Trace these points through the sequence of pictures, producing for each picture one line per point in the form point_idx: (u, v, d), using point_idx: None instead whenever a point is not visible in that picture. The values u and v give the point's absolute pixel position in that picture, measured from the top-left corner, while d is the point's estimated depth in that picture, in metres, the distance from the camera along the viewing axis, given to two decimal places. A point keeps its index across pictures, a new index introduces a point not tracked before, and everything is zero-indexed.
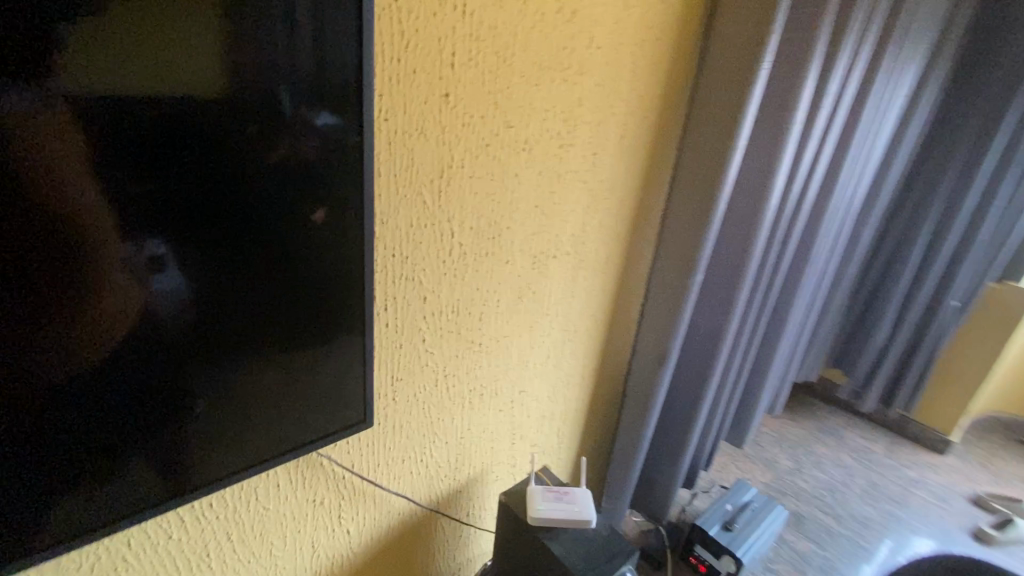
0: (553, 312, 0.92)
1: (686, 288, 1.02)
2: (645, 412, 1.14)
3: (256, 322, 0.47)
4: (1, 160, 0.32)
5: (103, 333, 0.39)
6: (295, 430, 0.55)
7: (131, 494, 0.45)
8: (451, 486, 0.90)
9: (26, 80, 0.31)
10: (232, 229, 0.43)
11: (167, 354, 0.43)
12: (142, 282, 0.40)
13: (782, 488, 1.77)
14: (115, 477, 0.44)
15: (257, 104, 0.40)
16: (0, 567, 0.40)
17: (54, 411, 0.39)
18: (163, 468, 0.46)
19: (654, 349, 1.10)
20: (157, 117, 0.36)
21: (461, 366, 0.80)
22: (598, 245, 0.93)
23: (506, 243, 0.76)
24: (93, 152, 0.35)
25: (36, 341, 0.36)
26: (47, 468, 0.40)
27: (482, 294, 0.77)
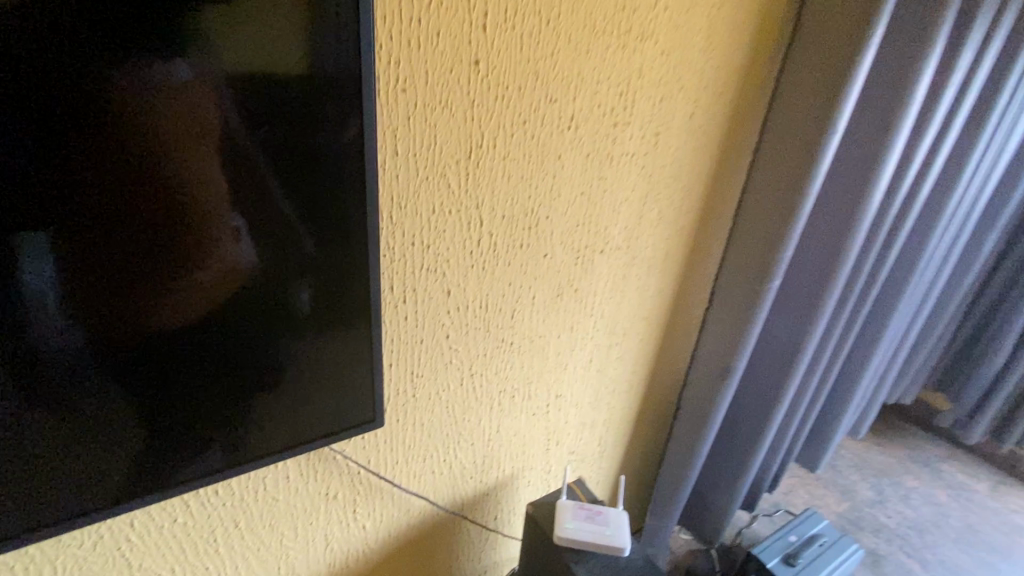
0: (598, 312, 0.83)
1: (759, 295, 0.89)
2: (702, 427, 1.03)
3: (302, 302, 0.47)
4: (91, 129, 0.33)
5: (173, 301, 0.40)
6: (332, 416, 0.54)
7: (185, 460, 0.47)
8: (476, 489, 0.85)
9: (126, 59, 0.32)
10: (282, 207, 0.42)
11: (223, 327, 0.43)
12: (207, 255, 0.40)
13: (859, 521, 1.57)
14: (174, 441, 0.45)
15: (319, 86, 0.40)
16: (68, 515, 0.42)
17: (125, 372, 0.40)
18: (214, 439, 0.47)
19: (716, 359, 0.98)
20: (228, 95, 0.37)
21: (490, 366, 0.74)
22: (655, 241, 0.82)
23: (545, 234, 0.68)
24: (169, 125, 0.35)
25: (113, 305, 0.38)
26: (119, 425, 0.42)
27: (516, 290, 0.69)
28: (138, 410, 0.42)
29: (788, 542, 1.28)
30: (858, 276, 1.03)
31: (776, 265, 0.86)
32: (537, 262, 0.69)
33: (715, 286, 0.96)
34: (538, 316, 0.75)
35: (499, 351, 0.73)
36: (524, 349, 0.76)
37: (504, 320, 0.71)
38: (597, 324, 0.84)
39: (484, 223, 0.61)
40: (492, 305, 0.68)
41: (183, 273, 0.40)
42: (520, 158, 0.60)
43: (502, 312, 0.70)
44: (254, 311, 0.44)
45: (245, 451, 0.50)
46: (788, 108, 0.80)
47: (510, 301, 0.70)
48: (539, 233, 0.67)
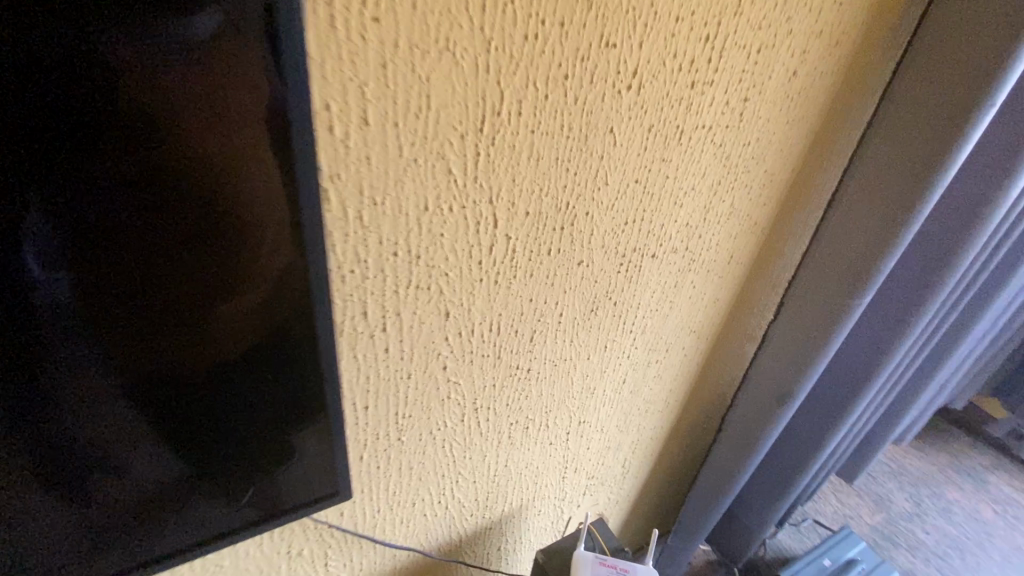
0: (639, 327, 0.65)
1: (841, 318, 0.71)
2: (747, 454, 0.89)
3: (252, 356, 0.32)
4: None
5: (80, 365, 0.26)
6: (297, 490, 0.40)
7: (107, 557, 0.34)
8: (477, 526, 0.72)
9: None
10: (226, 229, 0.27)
11: (150, 394, 0.29)
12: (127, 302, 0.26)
13: (895, 537, 1.44)
14: (86, 537, 0.32)
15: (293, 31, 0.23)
16: None
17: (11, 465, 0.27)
18: (144, 529, 0.34)
19: (774, 384, 0.82)
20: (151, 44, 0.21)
21: (500, 397, 0.58)
22: (719, 241, 0.64)
23: (582, 237, 0.50)
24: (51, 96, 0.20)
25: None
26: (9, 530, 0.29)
27: (538, 308, 0.52)
28: (40, 507, 0.29)
29: (822, 566, 1.16)
30: (959, 287, 0.84)
31: (869, 284, 0.68)
32: (569, 272, 0.52)
33: (784, 297, 0.78)
34: (564, 337, 0.58)
35: (512, 380, 0.57)
36: (543, 375, 0.60)
37: (520, 344, 0.54)
38: (636, 341, 0.67)
39: (499, 224, 0.43)
40: (505, 327, 0.51)
41: (127, 324, 0.26)
42: (556, 131, 0.41)
43: (518, 334, 0.53)
44: (221, 363, 0.31)
45: (202, 532, 0.37)
46: (919, 75, 0.59)
47: (529, 320, 0.53)
48: (574, 235, 0.49)
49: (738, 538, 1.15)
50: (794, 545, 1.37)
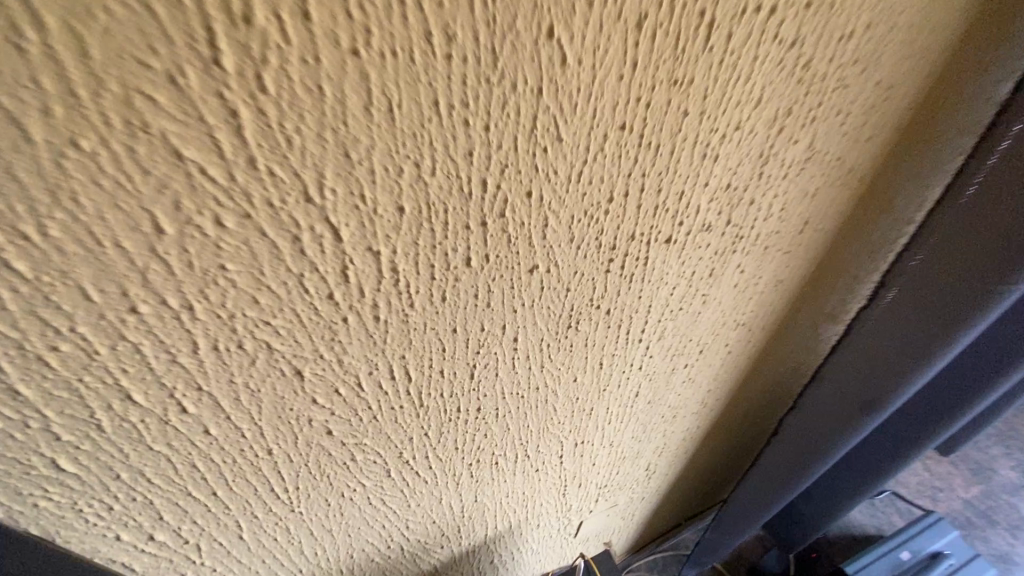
0: (655, 333, 0.45)
1: (964, 322, 0.45)
2: (811, 461, 0.70)
3: None
4: None
5: None
6: None
7: None
8: (452, 554, 0.60)
9: None
10: None
11: None
12: None
13: (994, 515, 1.20)
14: None
15: None
16: None
17: None
18: None
19: (855, 390, 0.59)
20: None
21: (441, 444, 0.41)
22: (788, 208, 0.40)
23: (526, 232, 0.29)
24: None
25: None
26: None
27: (471, 337, 0.34)
28: None
29: (898, 561, 0.96)
30: None
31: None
32: (512, 285, 0.32)
33: (888, 273, 0.53)
34: (527, 364, 0.39)
35: (453, 425, 0.40)
36: (506, 410, 0.42)
37: (452, 385, 0.36)
38: (650, 350, 0.46)
39: (345, 235, 0.24)
40: (417, 370, 0.33)
41: None
42: (415, 47, 0.20)
43: (444, 375, 0.35)
44: None
45: None
46: None
47: (458, 354, 0.34)
48: (507, 232, 0.28)
49: (799, 527, 0.99)
50: (866, 522, 1.16)
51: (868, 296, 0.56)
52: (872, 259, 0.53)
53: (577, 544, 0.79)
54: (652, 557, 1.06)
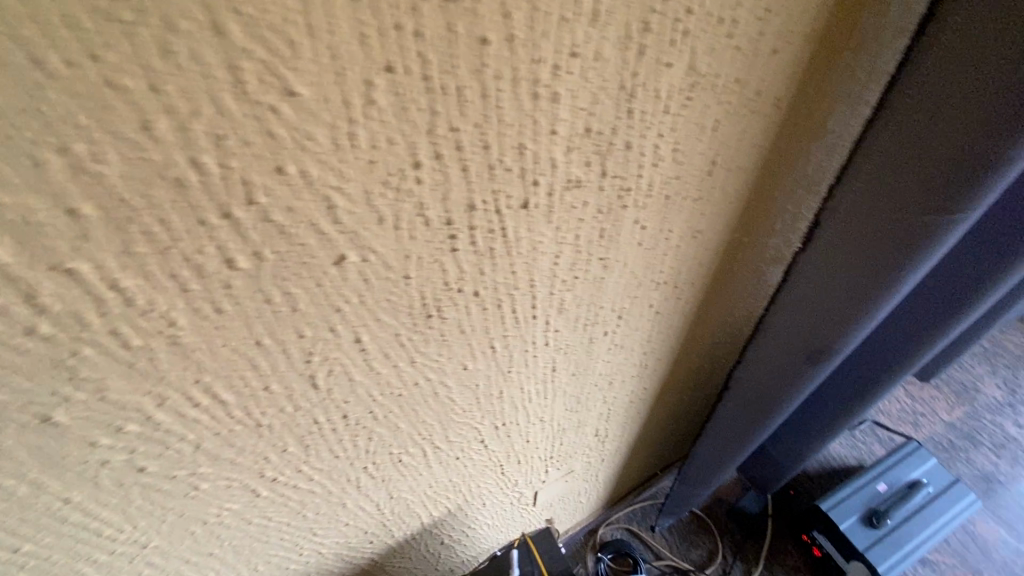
0: (554, 306, 0.39)
1: (914, 254, 0.41)
2: (765, 414, 0.66)
3: None
4: None
5: None
6: None
7: None
8: (388, 546, 0.57)
9: None
10: None
11: None
12: None
13: (977, 435, 1.19)
14: None
15: None
16: None
17: None
18: None
19: (802, 336, 0.54)
20: None
21: (313, 455, 0.37)
22: (682, 147, 0.33)
23: (306, 219, 0.23)
24: None
25: None
26: None
27: (293, 348, 0.28)
28: None
29: (875, 493, 0.94)
30: None
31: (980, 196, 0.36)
32: (319, 284, 0.25)
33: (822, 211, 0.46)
34: (390, 363, 0.33)
35: (319, 436, 0.35)
36: (388, 412, 0.37)
37: (292, 399, 0.31)
38: (553, 324, 0.41)
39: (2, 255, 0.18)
40: (230, 390, 0.28)
41: None
42: None
43: (273, 391, 0.30)
44: None
45: None
46: None
47: (282, 368, 0.29)
48: (274, 222, 0.22)
49: (771, 470, 0.96)
50: (847, 453, 1.14)
51: (802, 237, 0.49)
52: (807, 197, 0.46)
53: (537, 511, 0.77)
54: (631, 508, 1.05)
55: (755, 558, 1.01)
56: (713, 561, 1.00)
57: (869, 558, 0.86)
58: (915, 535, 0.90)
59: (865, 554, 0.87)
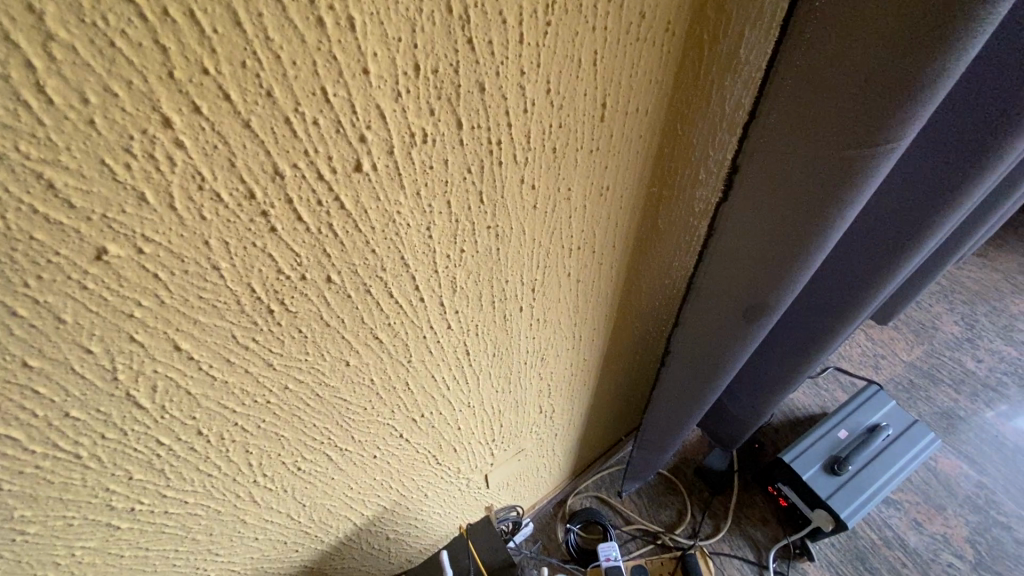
0: (445, 286, 0.34)
1: (844, 190, 0.38)
2: (712, 375, 0.63)
3: None
4: None
5: None
6: None
7: None
8: (322, 552, 0.53)
9: None
10: None
11: None
12: None
13: (937, 373, 1.21)
14: None
15: None
16: None
17: None
18: None
19: (737, 291, 0.51)
20: None
21: (177, 478, 0.32)
22: (557, 87, 0.27)
23: (15, 204, 0.17)
24: None
25: None
26: None
27: (82, 366, 0.23)
28: None
29: (836, 441, 0.94)
30: None
31: (911, 121, 0.32)
32: (83, 286, 0.20)
33: (740, 154, 0.42)
34: (237, 369, 0.28)
35: (175, 458, 0.30)
36: (261, 422, 0.33)
37: (112, 422, 0.26)
38: (450, 305, 0.36)
39: None
40: (12, 423, 0.23)
41: None
42: None
43: (80, 417, 0.25)
44: None
45: None
46: None
47: (78, 389, 0.24)
48: None
49: (732, 428, 0.95)
50: (811, 402, 1.15)
51: (723, 186, 0.45)
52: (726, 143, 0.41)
53: (493, 492, 0.74)
54: (599, 475, 1.05)
55: (724, 514, 1.01)
56: (682, 521, 1.00)
57: (831, 505, 0.86)
58: (877, 477, 0.89)
59: (828, 501, 0.87)
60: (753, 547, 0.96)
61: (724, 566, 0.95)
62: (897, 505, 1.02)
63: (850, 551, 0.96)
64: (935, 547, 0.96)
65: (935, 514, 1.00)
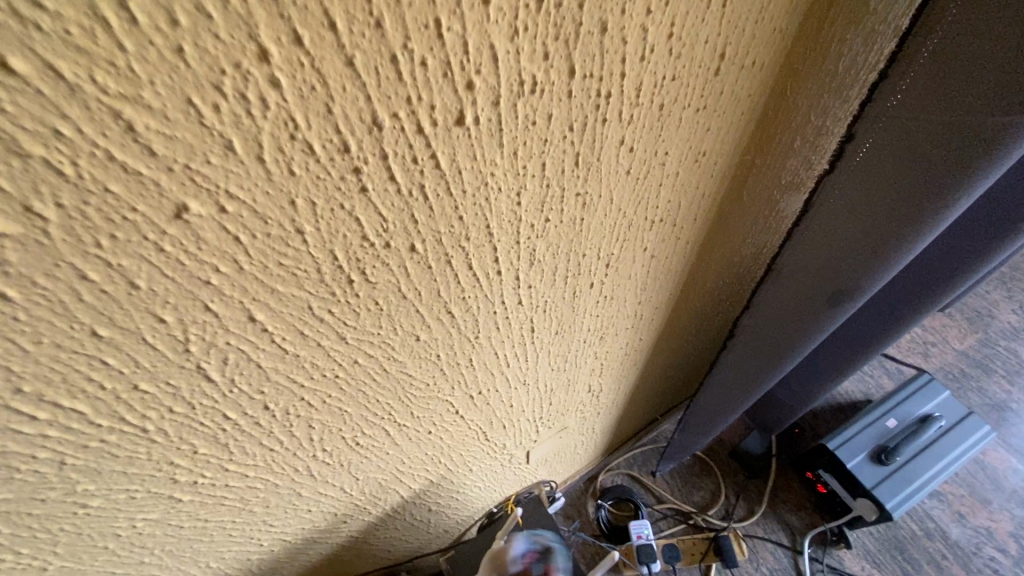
0: (523, 259, 0.31)
1: (973, 170, 0.32)
2: (774, 361, 0.60)
3: None
4: None
5: None
6: None
7: None
8: (368, 523, 0.52)
9: None
10: None
11: None
12: None
13: (990, 364, 1.15)
14: None
15: None
16: None
17: None
18: None
19: (821, 274, 0.47)
20: None
21: (241, 452, 0.30)
22: (680, 31, 0.24)
23: (90, 149, 0.15)
24: None
25: None
26: None
27: (153, 336, 0.21)
28: None
29: (885, 430, 0.90)
30: None
31: None
32: (159, 248, 0.18)
33: (857, 119, 0.36)
34: (310, 343, 0.26)
35: (240, 432, 0.29)
36: (326, 397, 0.31)
37: (181, 395, 0.24)
38: (524, 279, 0.33)
39: None
40: (79, 396, 0.21)
41: None
42: None
43: (148, 390, 0.23)
44: None
45: None
46: None
47: (149, 361, 0.21)
48: (31, 156, 0.14)
49: (775, 411, 0.92)
50: (854, 388, 1.11)
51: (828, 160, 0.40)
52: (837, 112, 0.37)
53: (532, 467, 0.73)
54: (631, 454, 1.03)
55: (759, 498, 0.99)
56: (715, 502, 0.98)
57: (876, 495, 0.84)
58: (925, 470, 0.86)
59: (872, 491, 0.84)
60: (787, 532, 0.95)
61: (758, 548, 0.93)
62: (941, 497, 0.98)
63: (889, 540, 0.94)
64: (976, 541, 0.93)
65: (979, 507, 0.97)
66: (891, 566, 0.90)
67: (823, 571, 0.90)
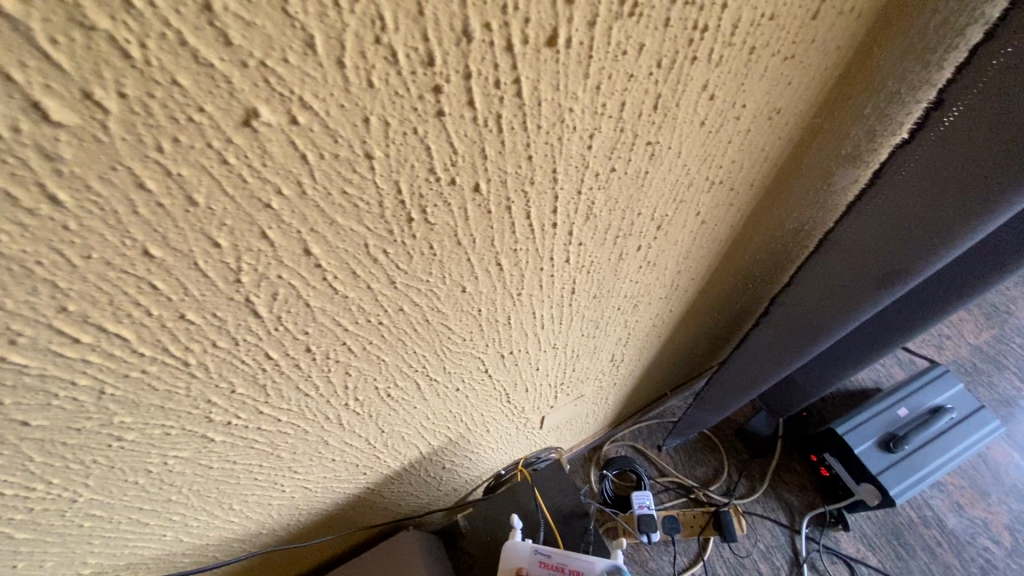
0: (581, 211, 0.30)
1: None
2: (804, 341, 0.58)
3: None
4: None
5: None
6: None
7: None
8: (386, 476, 0.52)
9: None
10: None
11: None
12: None
13: (1002, 360, 1.15)
14: None
15: None
16: None
17: None
18: None
19: (871, 254, 0.44)
20: None
21: (277, 395, 0.29)
22: None
23: (160, 28, 0.13)
24: None
25: None
26: None
27: (205, 260, 0.19)
28: None
29: (894, 419, 0.90)
30: None
31: None
32: (222, 159, 0.16)
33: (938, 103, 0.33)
34: (360, 285, 0.24)
35: (278, 374, 0.27)
36: (367, 345, 0.29)
37: (225, 330, 0.23)
38: (576, 235, 0.32)
39: None
40: (123, 321, 0.19)
41: None
42: None
43: (194, 320, 0.21)
44: None
45: None
46: None
47: (197, 289, 0.20)
48: (95, 30, 0.12)
49: (789, 393, 0.92)
50: (864, 375, 1.11)
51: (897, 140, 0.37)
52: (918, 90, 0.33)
53: (545, 433, 0.73)
54: (637, 427, 1.04)
55: (760, 477, 1.00)
56: (718, 479, 0.99)
57: (881, 480, 0.84)
58: (932, 460, 0.85)
59: (877, 477, 0.85)
60: (786, 511, 0.96)
61: (756, 525, 0.95)
62: (941, 486, 0.99)
63: (885, 525, 0.95)
64: (972, 531, 0.94)
65: (978, 499, 0.98)
66: (886, 550, 0.92)
67: (819, 551, 0.91)
